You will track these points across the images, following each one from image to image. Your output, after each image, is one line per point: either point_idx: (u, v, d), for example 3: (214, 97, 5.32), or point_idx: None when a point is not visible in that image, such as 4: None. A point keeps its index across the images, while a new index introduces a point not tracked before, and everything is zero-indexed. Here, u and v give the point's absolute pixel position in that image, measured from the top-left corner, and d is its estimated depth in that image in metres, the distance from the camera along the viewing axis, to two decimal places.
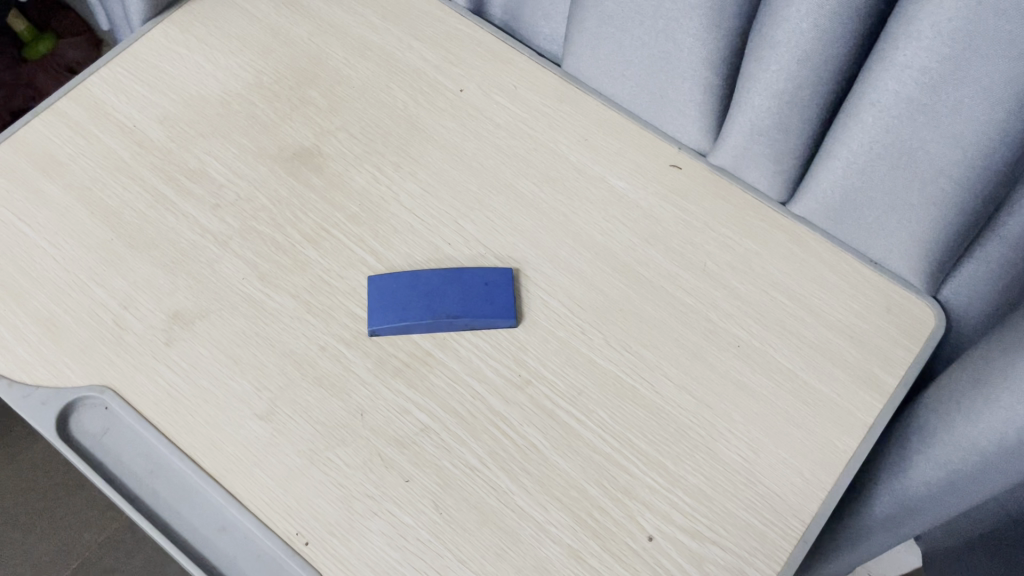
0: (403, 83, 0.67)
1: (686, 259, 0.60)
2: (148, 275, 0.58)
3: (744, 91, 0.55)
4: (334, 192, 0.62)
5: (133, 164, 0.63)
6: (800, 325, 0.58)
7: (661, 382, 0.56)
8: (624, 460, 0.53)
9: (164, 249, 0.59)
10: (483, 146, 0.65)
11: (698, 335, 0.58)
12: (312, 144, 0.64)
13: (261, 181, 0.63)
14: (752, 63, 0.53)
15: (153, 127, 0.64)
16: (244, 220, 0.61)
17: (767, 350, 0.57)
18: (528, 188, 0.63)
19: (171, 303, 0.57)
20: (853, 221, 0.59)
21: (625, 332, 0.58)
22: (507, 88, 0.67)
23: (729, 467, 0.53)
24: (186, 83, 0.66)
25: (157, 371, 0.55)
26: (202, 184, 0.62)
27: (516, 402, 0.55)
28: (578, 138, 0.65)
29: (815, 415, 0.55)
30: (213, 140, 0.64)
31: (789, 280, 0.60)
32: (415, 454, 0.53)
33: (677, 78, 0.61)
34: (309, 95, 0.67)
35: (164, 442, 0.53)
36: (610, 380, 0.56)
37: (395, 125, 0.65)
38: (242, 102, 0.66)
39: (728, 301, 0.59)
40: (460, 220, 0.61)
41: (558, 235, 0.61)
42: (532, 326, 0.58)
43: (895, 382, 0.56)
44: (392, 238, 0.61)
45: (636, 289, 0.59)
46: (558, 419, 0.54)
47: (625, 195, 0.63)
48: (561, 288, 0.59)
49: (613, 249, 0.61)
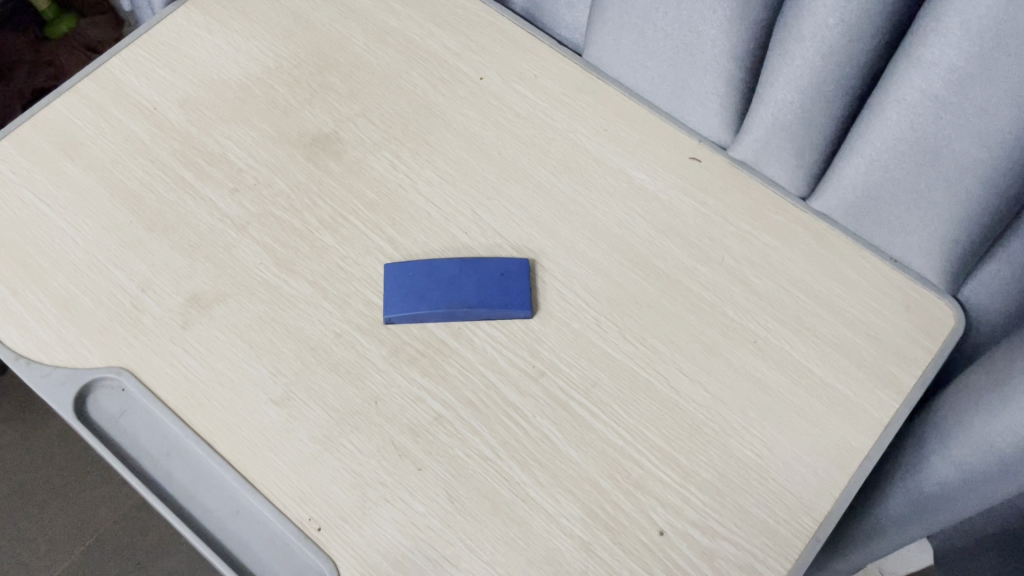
0: (423, 70, 0.67)
1: (704, 253, 0.60)
2: (167, 259, 0.59)
3: (767, 85, 0.54)
4: (352, 178, 0.62)
5: (154, 146, 0.63)
6: (817, 322, 0.58)
7: (676, 376, 0.56)
8: (636, 454, 0.53)
9: (184, 232, 0.60)
10: (502, 134, 0.64)
11: (715, 330, 0.57)
12: (332, 130, 0.64)
13: (280, 166, 0.63)
14: (776, 57, 0.52)
15: (173, 109, 0.65)
16: (263, 205, 0.61)
17: (784, 347, 0.57)
18: (548, 178, 0.63)
19: (189, 286, 0.58)
20: (874, 218, 0.58)
21: (640, 325, 0.57)
22: (527, 76, 0.67)
23: (742, 464, 0.53)
24: (206, 67, 0.66)
25: (174, 355, 0.56)
26: (221, 168, 0.62)
27: (530, 394, 0.55)
28: (597, 129, 0.64)
29: (829, 413, 0.55)
30: (232, 124, 0.64)
31: (808, 276, 0.59)
32: (428, 442, 0.53)
33: (700, 71, 0.58)
34: (329, 80, 0.66)
35: (180, 425, 0.53)
36: (624, 373, 0.56)
37: (414, 112, 0.65)
38: (261, 87, 0.66)
39: (745, 295, 0.58)
40: (478, 209, 0.61)
41: (576, 227, 0.61)
42: (549, 318, 0.58)
43: (911, 382, 0.56)
44: (409, 226, 0.60)
45: (653, 282, 0.59)
46: (572, 412, 0.55)
47: (644, 186, 0.62)
48: (577, 280, 0.59)
49: (631, 241, 0.60)
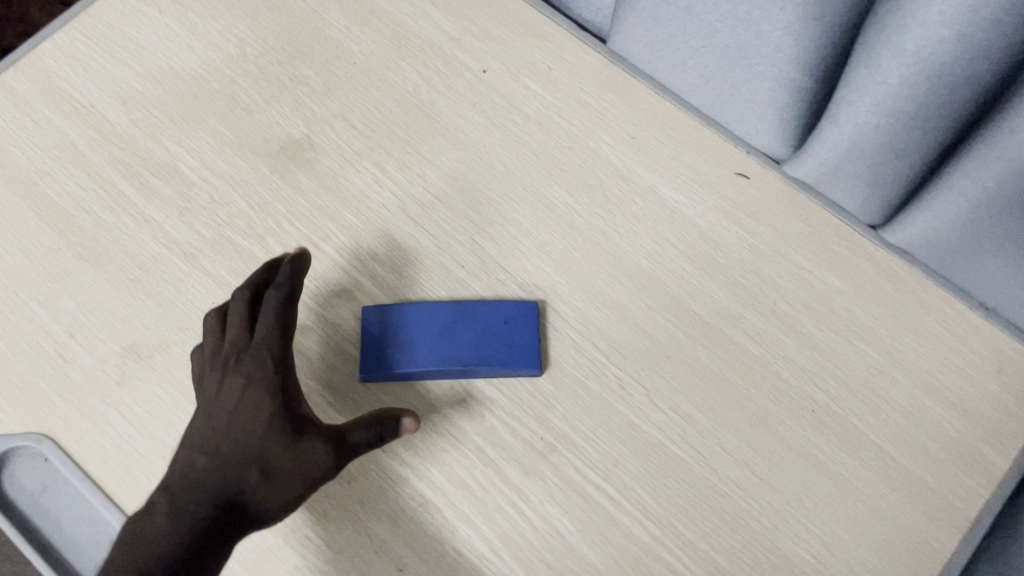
0: (415, 60, 0.56)
1: (751, 295, 0.49)
2: (100, 296, 0.49)
3: (846, 101, 0.42)
4: (326, 196, 0.52)
5: (89, 153, 0.53)
6: (889, 387, 0.47)
7: (715, 453, 0.46)
8: (665, 554, 0.44)
9: (121, 262, 0.50)
10: (508, 142, 0.53)
11: (764, 395, 0.47)
12: (303, 136, 0.53)
13: (239, 180, 0.52)
14: (863, 69, 0.40)
15: (114, 107, 0.54)
16: (217, 229, 0.51)
17: (848, 418, 0.47)
18: (562, 198, 0.52)
19: (125, 332, 0.48)
20: (966, 262, 0.47)
21: (673, 387, 0.47)
22: (540, 69, 0.55)
23: (795, 570, 0.43)
24: (155, 55, 0.56)
25: (106, 418, 0.46)
26: (168, 181, 0.52)
27: (537, 474, 0.45)
28: (623, 135, 0.53)
29: (902, 504, 0.45)
30: (183, 126, 0.53)
31: (878, 327, 0.49)
32: (409, 535, 0.44)
33: (755, 76, 0.47)
34: (301, 72, 0.55)
35: (109, 508, 0.44)
36: (652, 449, 0.46)
37: (403, 114, 0.54)
38: (220, 79, 0.55)
39: (801, 350, 0.48)
40: (477, 237, 0.50)
41: (596, 260, 0.50)
42: (561, 378, 0.47)
43: (1005, 466, 0.45)
44: (394, 258, 0.50)
45: (689, 331, 0.48)
46: (588, 498, 0.45)
47: (679, 210, 0.51)
48: (596, 328, 0.48)
49: (662, 279, 0.50)
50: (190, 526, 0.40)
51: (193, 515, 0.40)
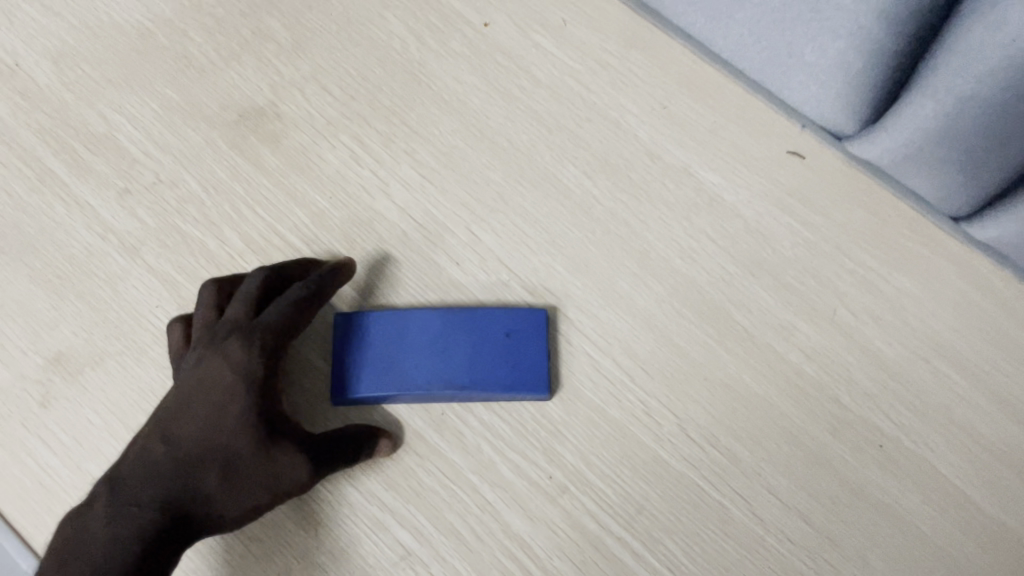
0: (402, 11, 0.47)
1: (806, 302, 0.41)
2: (22, 297, 0.41)
3: (952, 63, 0.33)
4: (294, 176, 0.43)
5: (12, 122, 0.44)
6: (973, 417, 0.39)
7: (761, 498, 0.38)
8: None
9: (48, 255, 0.41)
10: (513, 112, 0.44)
11: (820, 426, 0.39)
12: (267, 102, 0.44)
13: (190, 156, 0.43)
14: (986, 19, 0.31)
15: (43, 67, 0.45)
16: (163, 215, 0.42)
17: (922, 455, 0.38)
18: (577, 181, 0.43)
19: (51, 341, 0.40)
20: None
21: (710, 415, 0.39)
22: (552, 23, 0.46)
23: None
24: (93, 4, 0.47)
25: (25, 447, 0.38)
26: (106, 157, 0.43)
27: (545, 522, 0.37)
28: (651, 104, 0.44)
29: (989, 563, 0.37)
30: (124, 90, 0.45)
31: (960, 343, 0.40)
32: None
33: (821, 33, 0.37)
34: (266, 25, 0.46)
35: (26, 557, 0.36)
36: (684, 492, 0.38)
37: (387, 76, 0.45)
38: (169, 34, 0.46)
39: (866, 370, 0.39)
40: (475, 228, 0.42)
41: (618, 257, 0.41)
42: (574, 402, 0.39)
43: None
44: (375, 253, 0.41)
45: (730, 346, 0.40)
46: (606, 552, 0.37)
47: (719, 196, 0.42)
48: (617, 341, 0.40)
49: (698, 280, 0.41)
50: (127, 534, 0.32)
51: (135, 520, 0.32)
